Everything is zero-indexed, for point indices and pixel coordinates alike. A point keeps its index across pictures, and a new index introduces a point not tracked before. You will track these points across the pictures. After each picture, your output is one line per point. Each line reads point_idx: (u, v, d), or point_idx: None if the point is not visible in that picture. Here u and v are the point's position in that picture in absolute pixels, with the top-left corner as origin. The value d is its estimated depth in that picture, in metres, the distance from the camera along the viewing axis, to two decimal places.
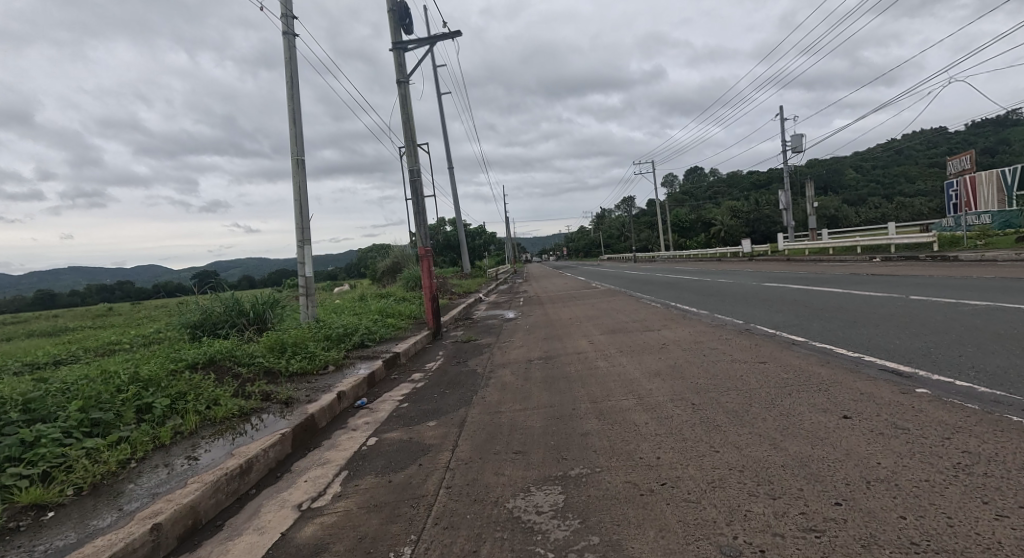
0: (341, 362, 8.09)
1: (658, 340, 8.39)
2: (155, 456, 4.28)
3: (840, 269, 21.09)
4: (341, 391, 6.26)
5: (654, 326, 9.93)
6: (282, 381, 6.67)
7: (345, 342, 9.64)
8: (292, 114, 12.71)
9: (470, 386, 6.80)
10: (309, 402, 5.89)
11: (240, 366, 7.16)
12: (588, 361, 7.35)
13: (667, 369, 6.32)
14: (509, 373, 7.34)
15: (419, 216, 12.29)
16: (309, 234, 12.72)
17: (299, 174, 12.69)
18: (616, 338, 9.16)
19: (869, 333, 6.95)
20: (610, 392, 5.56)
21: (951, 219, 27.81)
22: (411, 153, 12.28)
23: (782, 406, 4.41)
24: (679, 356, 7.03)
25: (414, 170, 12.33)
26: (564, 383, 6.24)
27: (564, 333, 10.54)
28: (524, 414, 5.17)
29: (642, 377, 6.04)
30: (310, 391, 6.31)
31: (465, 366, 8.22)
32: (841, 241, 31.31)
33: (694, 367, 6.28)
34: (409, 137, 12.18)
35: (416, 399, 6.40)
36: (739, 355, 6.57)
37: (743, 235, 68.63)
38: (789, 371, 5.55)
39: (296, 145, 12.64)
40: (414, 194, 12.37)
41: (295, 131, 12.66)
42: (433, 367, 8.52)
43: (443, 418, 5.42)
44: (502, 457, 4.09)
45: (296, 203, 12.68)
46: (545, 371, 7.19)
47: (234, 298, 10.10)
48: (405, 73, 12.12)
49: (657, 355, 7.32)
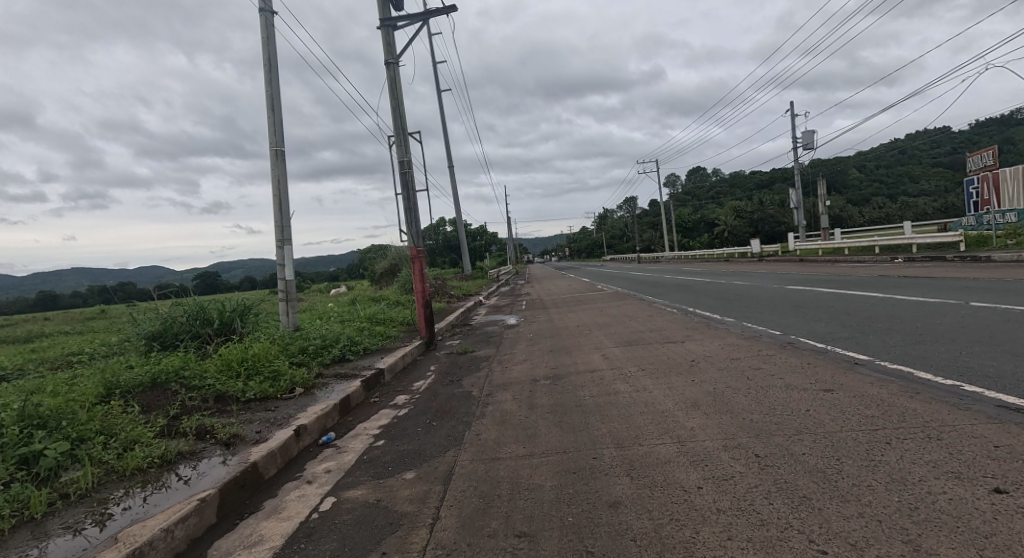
0: (313, 383, 6.88)
1: (683, 357, 7.15)
2: (12, 539, 3.10)
3: (863, 270, 19.78)
4: (301, 425, 5.03)
5: (675, 338, 8.67)
6: (231, 413, 5.45)
7: (323, 355, 8.44)
8: (270, 101, 11.53)
9: (463, 417, 5.58)
10: (258, 440, 4.69)
11: (186, 391, 5.93)
12: (605, 384, 6.15)
13: (705, 398, 5.12)
14: (510, 398, 6.11)
15: (410, 213, 11.05)
16: (289, 233, 11.52)
17: (278, 167, 11.49)
18: (635, 352, 7.94)
19: (948, 351, 5.71)
20: (639, 432, 4.36)
21: (971, 218, 26.52)
22: (401, 142, 11.07)
23: (889, 465, 3.19)
24: (714, 379, 5.84)
25: (405, 161, 11.10)
26: (579, 416, 5.03)
27: (573, 345, 9.29)
28: (530, 466, 3.96)
29: (676, 410, 4.84)
30: (263, 425, 5.09)
31: (459, 388, 7.01)
32: (856, 241, 29.97)
33: (740, 395, 5.07)
34: (399, 125, 10.98)
35: (395, 435, 5.16)
36: (793, 379, 5.35)
37: (748, 236, 67.37)
38: (868, 404, 4.33)
39: (274, 135, 11.45)
40: (405, 189, 11.15)
41: (274, 120, 11.47)
42: (421, 387, 7.29)
43: (425, 469, 4.20)
44: (500, 544, 2.89)
45: (276, 198, 11.47)
46: (553, 396, 5.95)
47: (198, 305, 8.89)
48: (395, 53, 10.92)
49: (687, 376, 6.13)
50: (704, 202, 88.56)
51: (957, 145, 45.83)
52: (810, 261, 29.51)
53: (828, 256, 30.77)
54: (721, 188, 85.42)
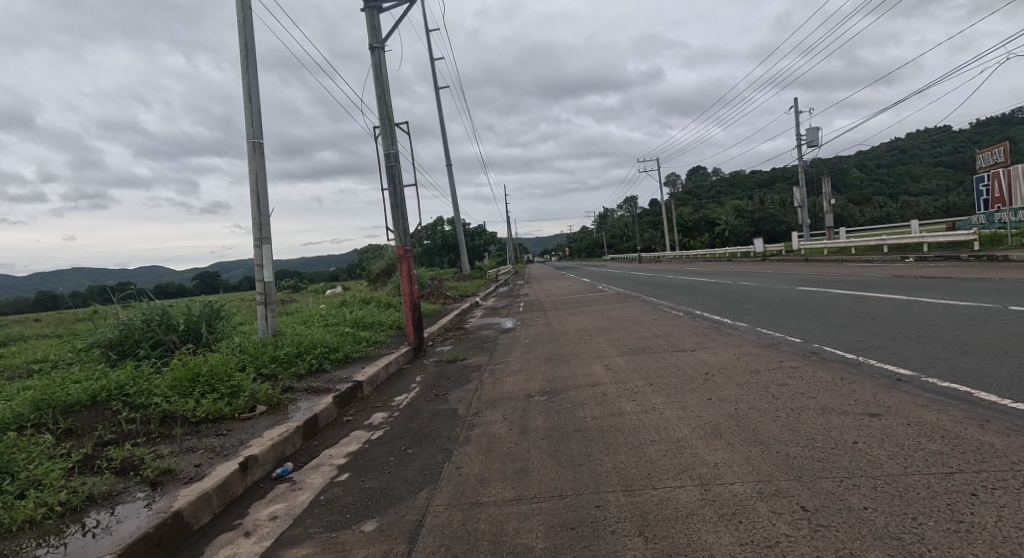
0: (279, 399, 6.11)
1: (695, 369, 6.38)
2: None
3: (875, 270, 19.02)
4: (250, 457, 4.25)
5: (684, 345, 7.93)
6: (170, 442, 4.66)
7: (296, 367, 7.69)
8: (247, 90, 10.78)
9: (444, 443, 4.82)
10: (194, 476, 3.91)
11: (126, 412, 5.16)
12: (608, 402, 5.38)
13: (727, 423, 4.34)
14: (500, 419, 5.35)
15: (397, 209, 10.28)
16: (269, 231, 10.78)
17: (256, 160, 10.74)
18: (641, 362, 7.18)
19: (1002, 365, 4.96)
20: (651, 471, 3.59)
21: (983, 216, 25.19)
22: (387, 133, 10.31)
23: (987, 532, 2.41)
24: (734, 397, 5.07)
25: (391, 153, 10.32)
26: (577, 448, 4.26)
27: (573, 352, 8.52)
28: (517, 518, 3.18)
29: (695, 439, 4.06)
30: (206, 456, 4.31)
31: (444, 404, 6.26)
32: (863, 241, 29.30)
33: (769, 419, 4.29)
34: (385, 115, 10.25)
35: (362, 468, 4.40)
36: (829, 400, 4.57)
37: (749, 235, 66.57)
38: (931, 436, 3.53)
39: (252, 126, 10.71)
40: (391, 184, 10.38)
41: (251, 110, 10.73)
42: (402, 403, 6.50)
43: (389, 517, 3.42)
44: None
45: (253, 193, 10.70)
46: (549, 417, 5.20)
47: (162, 310, 8.13)
48: (380, 37, 10.17)
49: (702, 393, 5.36)
50: (705, 201, 87.88)
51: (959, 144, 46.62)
52: (815, 261, 28.82)
53: (835, 256, 30.10)
54: (721, 188, 84.79)
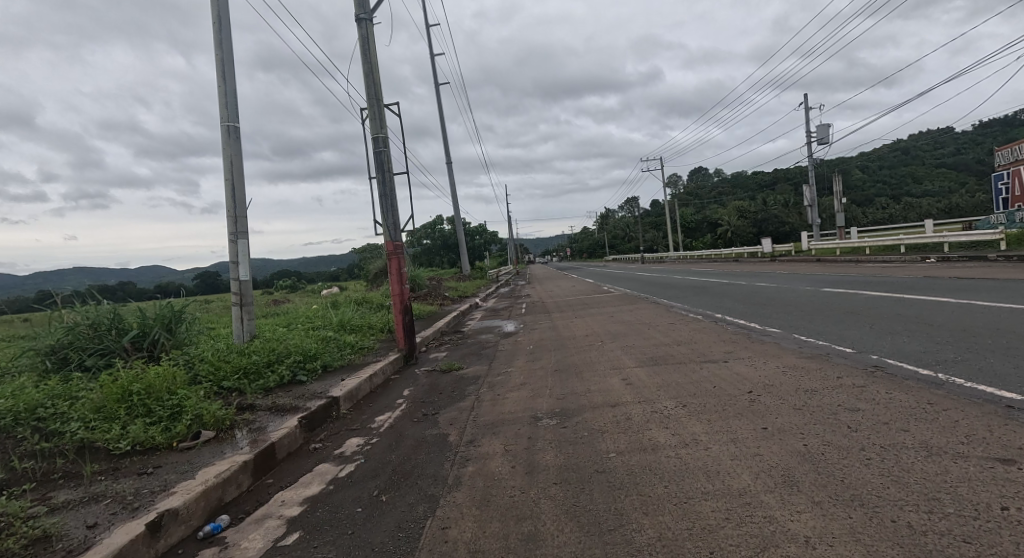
0: (233, 422, 5.05)
1: (734, 387, 5.33)
2: None
3: (899, 271, 17.87)
4: (165, 513, 3.18)
5: (714, 355, 6.87)
6: (74, 486, 3.60)
7: (264, 380, 6.64)
8: (221, 67, 9.74)
9: (429, 487, 3.75)
10: (76, 545, 2.83)
11: (32, 442, 4.11)
12: (637, 434, 4.31)
13: (801, 467, 3.29)
14: (501, 452, 4.28)
15: (386, 200, 9.22)
16: (245, 226, 9.73)
17: (231, 146, 9.70)
18: (666, 376, 6.12)
19: None
20: (715, 550, 2.52)
21: (1003, 215, 23.53)
22: (376, 115, 9.27)
23: None
24: (797, 425, 4.02)
25: (379, 137, 9.27)
26: (604, 502, 3.19)
27: (584, 362, 7.47)
28: None
29: (764, 493, 3.01)
30: (108, 510, 3.24)
31: (432, 428, 5.20)
32: (879, 240, 28.22)
33: (858, 461, 3.24)
34: (374, 96, 9.26)
35: (317, 525, 3.32)
36: (929, 435, 3.50)
37: (753, 236, 65.41)
38: None
39: (225, 108, 9.68)
40: (380, 171, 9.31)
41: (225, 90, 9.70)
42: (383, 427, 5.44)
43: None
44: None
45: (228, 183, 9.67)
46: (562, 451, 4.14)
47: (113, 311, 7.09)
48: (367, 7, 9.13)
49: (753, 420, 4.32)
50: (709, 201, 86.81)
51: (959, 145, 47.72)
52: (829, 261, 27.70)
53: (849, 256, 28.85)
54: (725, 189, 83.63)
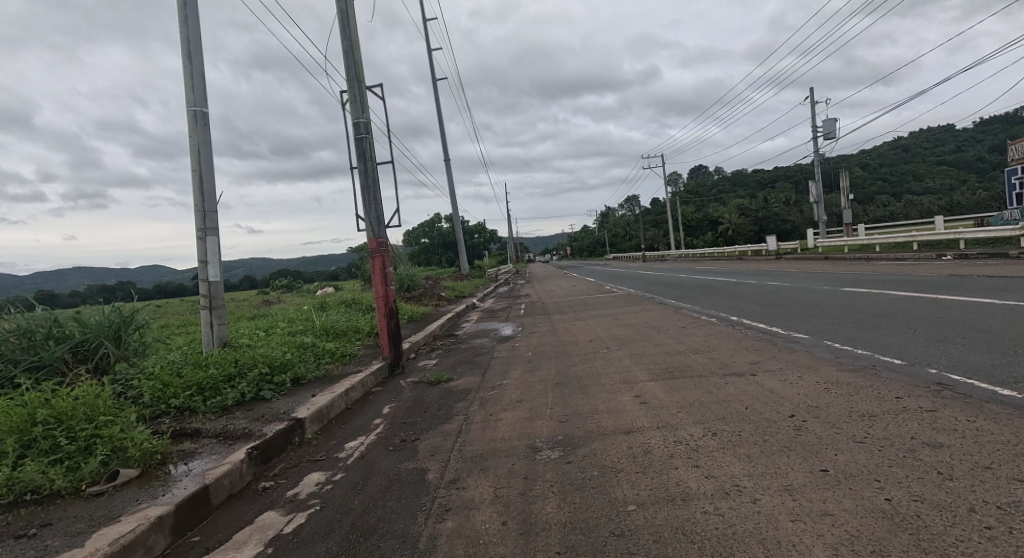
0: (166, 454, 4.18)
1: (771, 409, 4.43)
2: None
3: (916, 269, 16.99)
4: None
5: (738, 367, 5.99)
6: None
7: (219, 398, 5.76)
8: (186, 46, 8.84)
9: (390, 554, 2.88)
10: None
11: None
12: (661, 478, 3.41)
13: (896, 539, 2.39)
14: (489, 501, 3.40)
15: (368, 191, 8.33)
16: (214, 221, 8.85)
17: (197, 133, 8.82)
18: (685, 393, 5.24)
19: None
20: None
21: (1017, 212, 22.66)
22: (357, 98, 8.39)
23: None
24: (867, 469, 3.12)
25: (360, 122, 8.38)
26: None
27: (589, 373, 6.60)
28: None
29: None
30: None
31: (409, 461, 4.31)
32: (889, 238, 27.36)
33: (977, 533, 2.34)
34: (354, 76, 8.37)
35: None
36: None
37: (754, 234, 64.53)
38: None
39: (191, 91, 8.79)
40: (361, 160, 8.41)
41: (191, 71, 8.81)
42: (351, 458, 4.56)
43: None
44: None
45: (195, 173, 8.80)
46: (566, 501, 3.25)
47: (51, 317, 6.23)
48: None
49: (806, 457, 3.42)
50: (710, 200, 85.93)
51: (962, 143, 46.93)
52: (839, 259, 26.79)
53: (858, 254, 27.99)
54: (725, 187, 82.82)
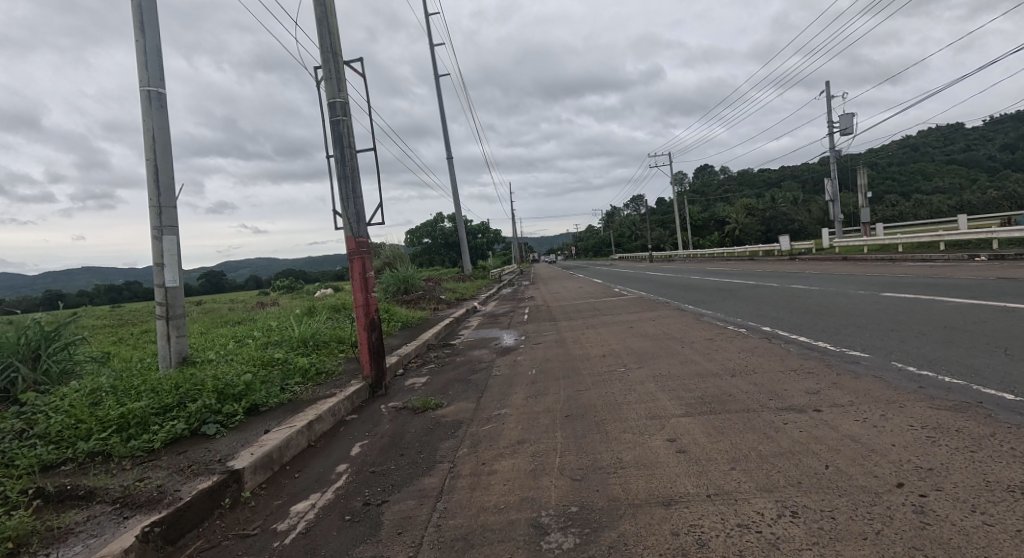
0: (24, 538, 3.01)
1: (865, 472, 3.22)
2: None
3: (957, 271, 15.59)
4: None
5: (794, 398, 4.78)
6: None
7: (143, 437, 4.58)
8: (138, 16, 7.68)
9: None
10: None
11: None
12: None
13: None
14: None
15: (346, 183, 7.16)
16: (172, 219, 7.70)
17: (152, 117, 7.67)
18: (735, 437, 4.05)
19: None
20: None
21: None
22: (332, 74, 7.21)
23: None
24: None
25: (336, 102, 7.21)
26: None
27: (606, 401, 5.42)
28: None
29: None
30: None
31: (363, 545, 3.11)
32: (912, 237, 25.94)
33: None
34: (329, 48, 7.18)
35: None
36: None
37: (764, 234, 63.14)
38: None
39: (144, 69, 7.65)
40: (337, 146, 7.25)
41: (144, 45, 7.65)
42: (292, 533, 3.37)
43: None
44: None
45: (149, 163, 7.64)
46: None
47: None
48: None
49: None
50: (717, 198, 84.42)
51: (972, 141, 44.42)
52: (859, 260, 25.42)
53: (879, 254, 26.56)
54: (732, 186, 81.32)
